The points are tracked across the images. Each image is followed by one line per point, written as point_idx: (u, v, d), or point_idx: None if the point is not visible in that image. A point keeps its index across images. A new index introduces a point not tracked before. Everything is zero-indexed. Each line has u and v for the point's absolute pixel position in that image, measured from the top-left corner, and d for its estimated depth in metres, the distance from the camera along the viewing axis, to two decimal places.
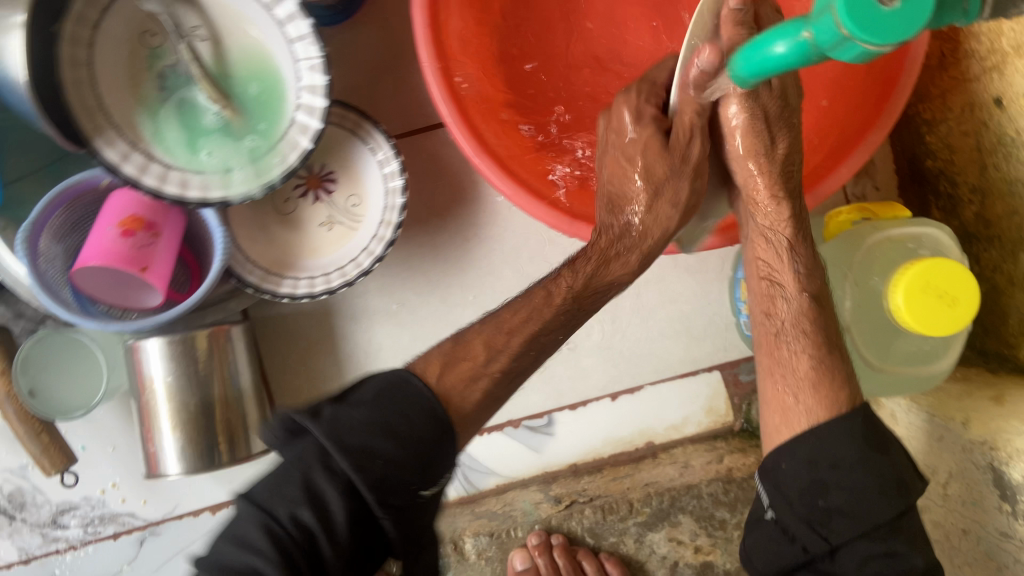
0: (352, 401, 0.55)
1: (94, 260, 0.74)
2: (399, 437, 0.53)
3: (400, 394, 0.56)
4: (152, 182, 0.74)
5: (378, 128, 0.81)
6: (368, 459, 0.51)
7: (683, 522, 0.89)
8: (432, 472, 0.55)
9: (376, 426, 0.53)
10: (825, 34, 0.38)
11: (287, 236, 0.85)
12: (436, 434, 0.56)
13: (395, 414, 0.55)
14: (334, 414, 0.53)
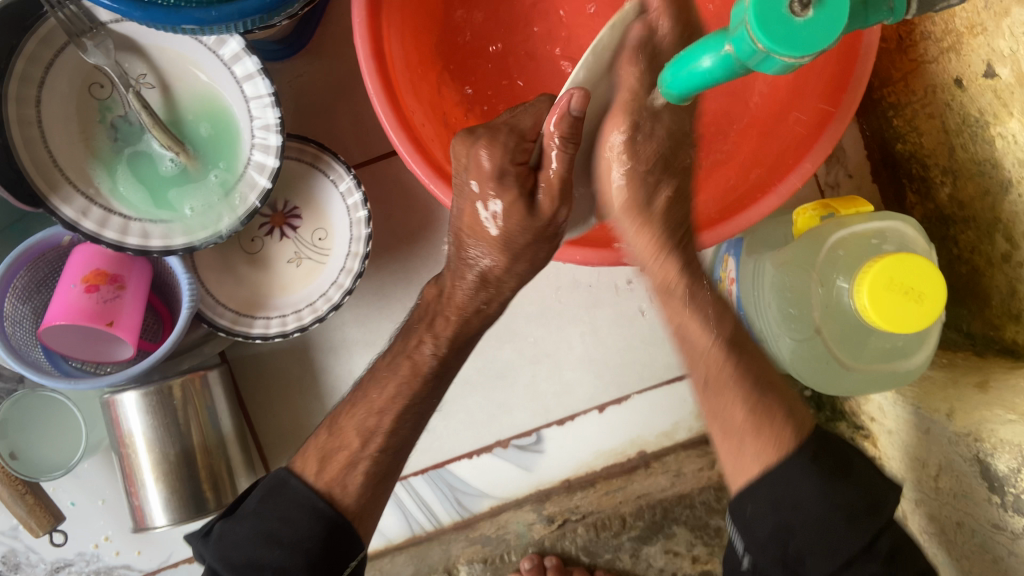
0: (240, 515, 0.66)
1: (60, 319, 0.73)
2: (278, 542, 0.63)
3: (284, 496, 0.66)
4: (112, 235, 0.73)
5: (336, 160, 0.80)
6: (254, 569, 0.63)
7: (677, 533, 0.92)
8: (337, 553, 0.65)
9: (262, 535, 0.64)
10: (744, 48, 0.36)
11: (255, 276, 0.84)
12: (321, 531, 0.65)
13: (273, 522, 0.65)
14: (224, 531, 0.65)
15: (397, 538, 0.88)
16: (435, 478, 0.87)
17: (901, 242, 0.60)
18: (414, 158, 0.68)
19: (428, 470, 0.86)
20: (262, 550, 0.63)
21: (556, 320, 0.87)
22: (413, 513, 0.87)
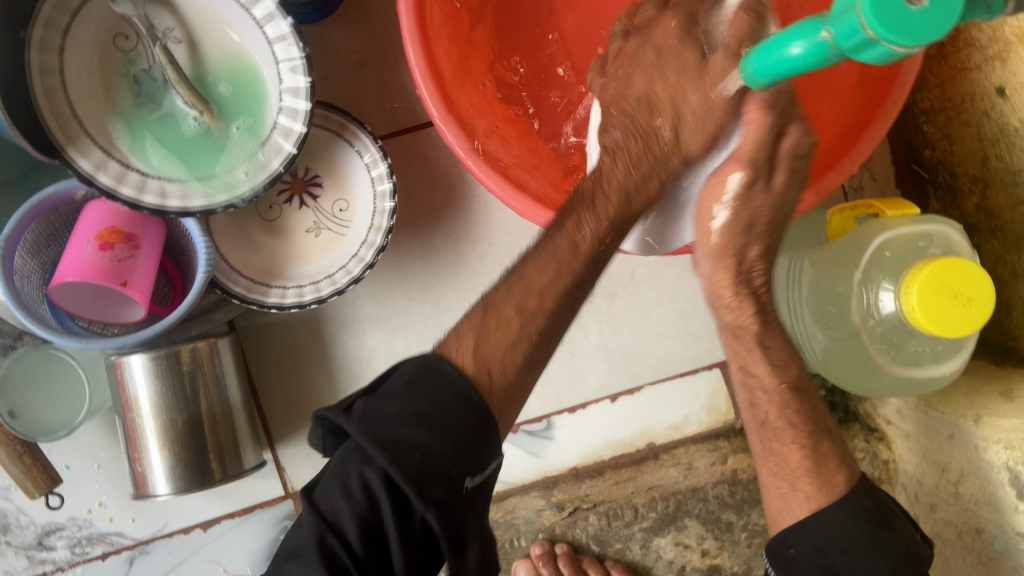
0: (385, 391, 0.53)
1: (72, 275, 0.70)
2: (435, 423, 0.51)
3: (432, 383, 0.53)
4: (131, 192, 0.71)
5: (363, 129, 0.78)
6: (405, 452, 0.49)
7: (689, 526, 0.90)
8: (484, 452, 0.53)
9: (411, 415, 0.51)
10: (847, 34, 0.36)
11: (271, 244, 0.82)
12: (472, 427, 0.52)
13: (426, 406, 0.51)
14: (366, 408, 0.51)
15: None
16: None
17: (946, 246, 0.60)
18: (450, 131, 0.67)
19: None
20: (411, 435, 0.50)
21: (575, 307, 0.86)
22: None
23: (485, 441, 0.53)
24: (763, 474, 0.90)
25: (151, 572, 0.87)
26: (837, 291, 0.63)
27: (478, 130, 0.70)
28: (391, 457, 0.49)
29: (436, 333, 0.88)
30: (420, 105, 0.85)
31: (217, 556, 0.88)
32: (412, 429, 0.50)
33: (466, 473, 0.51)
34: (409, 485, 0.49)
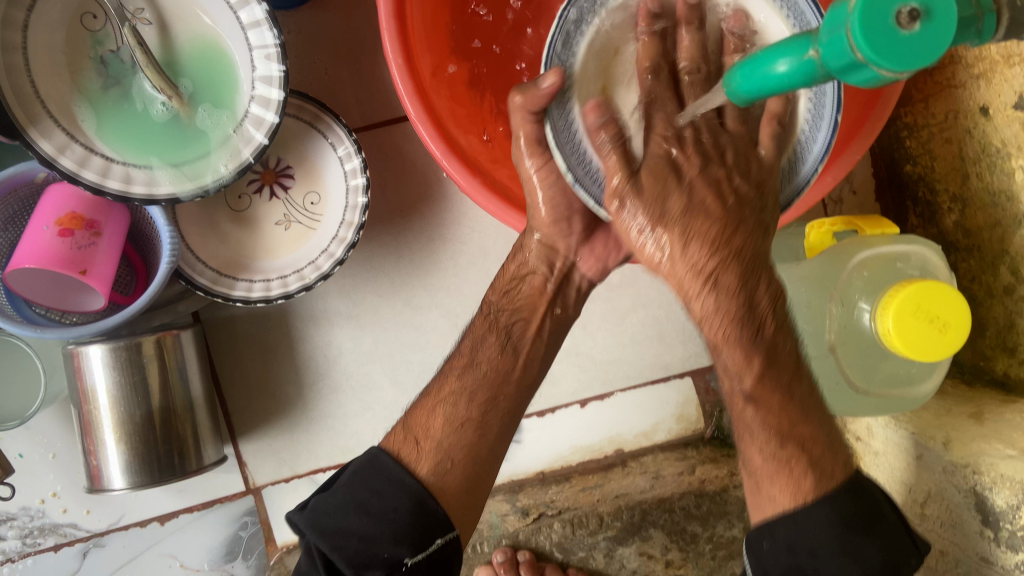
0: (332, 488, 0.63)
1: (29, 262, 0.67)
2: (370, 509, 0.60)
3: (373, 478, 0.63)
4: (93, 176, 0.68)
5: (338, 121, 0.77)
6: (343, 538, 0.59)
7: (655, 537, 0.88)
8: (426, 530, 0.61)
9: (353, 506, 0.60)
10: (835, 53, 0.35)
11: (240, 236, 0.79)
12: (422, 520, 0.61)
13: (365, 500, 0.61)
14: (316, 504, 0.61)
15: None
16: None
17: (925, 268, 0.59)
18: (426, 128, 0.65)
19: None
20: (354, 527, 0.59)
21: None
22: None
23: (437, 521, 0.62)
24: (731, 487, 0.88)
25: (105, 565, 0.85)
26: (812, 310, 0.62)
27: (459, 133, 0.69)
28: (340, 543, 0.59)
29: (406, 332, 0.87)
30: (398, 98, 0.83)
31: (174, 551, 0.86)
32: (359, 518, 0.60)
33: (404, 552, 0.59)
34: (350, 565, 0.58)
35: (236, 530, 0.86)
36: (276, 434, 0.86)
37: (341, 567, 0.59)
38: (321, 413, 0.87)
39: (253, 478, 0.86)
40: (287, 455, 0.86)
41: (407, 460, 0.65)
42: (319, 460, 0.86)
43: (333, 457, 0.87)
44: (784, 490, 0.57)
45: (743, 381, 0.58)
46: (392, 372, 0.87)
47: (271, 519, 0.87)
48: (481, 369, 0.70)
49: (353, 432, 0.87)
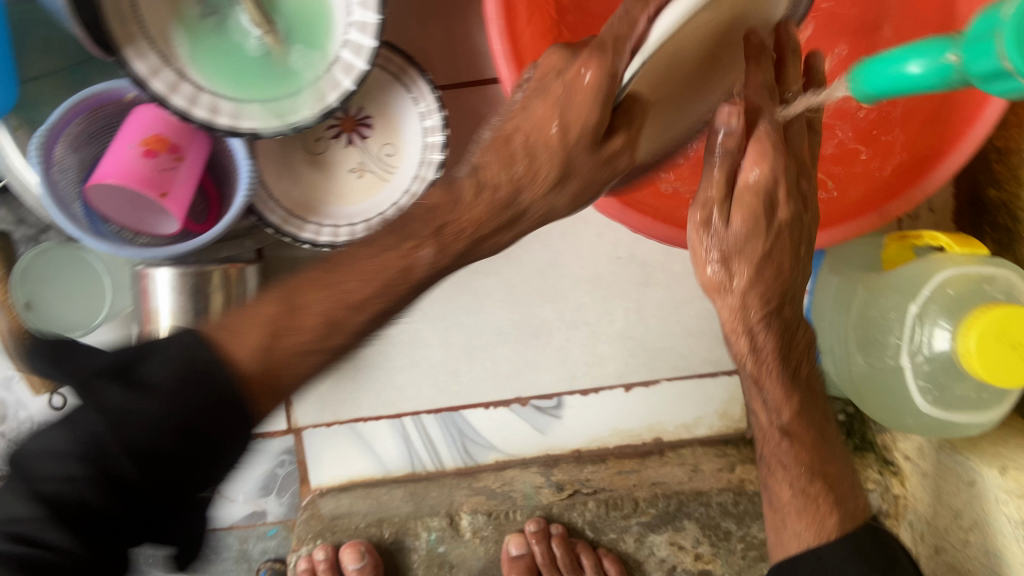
0: (145, 378, 0.44)
1: (112, 177, 0.69)
2: (214, 429, 0.45)
3: (191, 382, 0.45)
4: (181, 102, 0.69)
5: (423, 76, 0.76)
6: (126, 422, 0.43)
7: (688, 527, 0.86)
8: (209, 422, 0.45)
9: (115, 416, 0.43)
10: (979, 59, 0.34)
11: (315, 178, 0.80)
12: (202, 411, 0.45)
13: (196, 410, 0.44)
14: (121, 397, 0.43)
15: (397, 470, 0.89)
16: (446, 419, 0.88)
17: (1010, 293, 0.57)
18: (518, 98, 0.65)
19: (441, 410, 0.88)
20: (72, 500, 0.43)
21: (605, 289, 0.87)
22: (417, 449, 0.89)
23: (240, 427, 0.46)
24: None
25: None
26: (886, 321, 0.61)
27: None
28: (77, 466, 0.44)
29: (461, 295, 0.87)
30: (483, 60, 0.83)
31: None
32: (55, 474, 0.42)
33: (126, 459, 0.43)
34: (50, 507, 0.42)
35: (274, 467, 0.88)
36: (322, 379, 0.87)
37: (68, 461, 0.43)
38: (369, 363, 0.87)
39: (296, 419, 0.87)
40: (331, 400, 0.87)
41: (220, 339, 0.48)
42: (361, 410, 0.87)
43: (374, 408, 0.88)
44: (808, 525, 0.66)
45: (778, 415, 0.66)
46: (443, 331, 0.87)
47: (308, 460, 0.88)
48: (366, 257, 0.53)
49: (397, 386, 0.88)
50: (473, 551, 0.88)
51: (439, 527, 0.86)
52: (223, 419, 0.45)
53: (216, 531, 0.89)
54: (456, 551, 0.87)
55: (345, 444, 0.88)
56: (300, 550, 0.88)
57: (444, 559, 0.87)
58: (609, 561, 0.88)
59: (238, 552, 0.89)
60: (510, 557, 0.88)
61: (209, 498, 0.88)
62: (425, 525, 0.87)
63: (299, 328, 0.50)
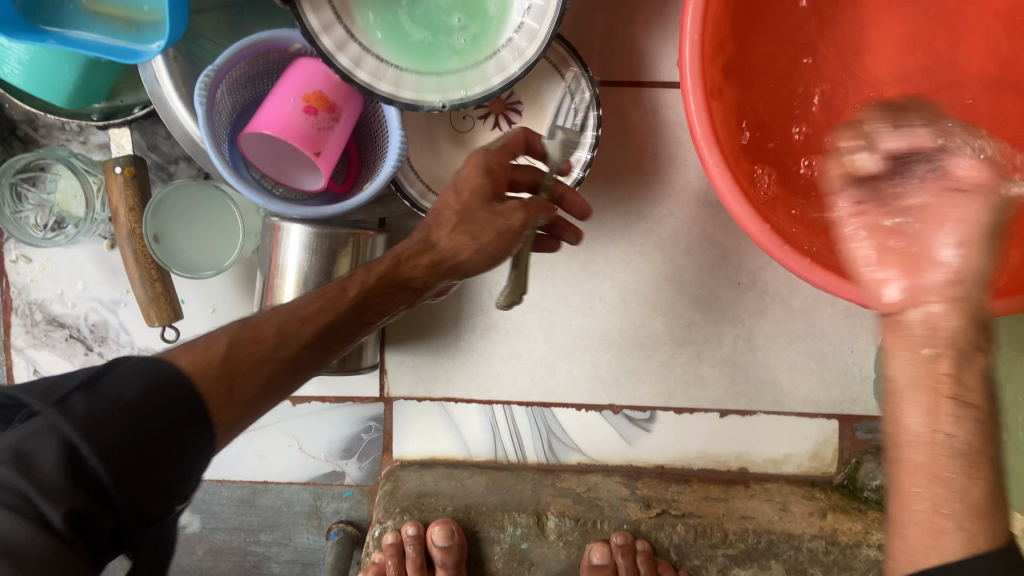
0: (107, 392, 0.44)
1: (270, 128, 0.68)
2: (145, 457, 0.44)
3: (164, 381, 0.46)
4: (346, 62, 0.67)
5: (585, 73, 0.73)
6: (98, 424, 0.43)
7: (773, 568, 0.81)
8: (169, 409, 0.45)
9: (128, 408, 0.44)
10: None
11: (455, 156, 0.79)
12: (186, 423, 0.46)
13: (151, 414, 0.44)
14: (86, 406, 0.43)
15: (479, 455, 0.89)
16: (537, 414, 0.88)
17: None
18: (700, 121, 0.61)
19: (533, 404, 0.87)
20: (131, 377, 0.45)
21: (719, 312, 0.85)
22: (502, 437, 0.88)
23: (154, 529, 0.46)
24: (864, 544, 0.80)
25: None
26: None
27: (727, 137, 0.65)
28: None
29: (574, 294, 0.85)
30: (640, 60, 0.80)
31: (296, 433, 0.88)
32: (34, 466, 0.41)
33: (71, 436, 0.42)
34: (77, 492, 0.41)
35: (358, 431, 0.88)
36: (422, 351, 0.86)
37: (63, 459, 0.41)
38: (471, 346, 0.86)
39: (389, 388, 0.87)
40: (426, 375, 0.87)
41: (285, 329, 0.52)
42: (455, 390, 0.86)
43: (468, 391, 0.87)
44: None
45: None
46: (548, 326, 0.86)
47: (393, 431, 0.88)
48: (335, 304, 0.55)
49: (494, 372, 0.87)
50: (555, 553, 0.83)
51: (526, 524, 0.81)
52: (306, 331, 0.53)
53: (292, 484, 0.89)
54: (539, 550, 0.82)
55: (432, 419, 0.88)
56: (383, 522, 0.84)
57: (525, 556, 0.82)
58: None
59: (311, 508, 0.90)
60: (591, 566, 0.81)
61: (291, 451, 0.88)
62: (511, 519, 0.82)
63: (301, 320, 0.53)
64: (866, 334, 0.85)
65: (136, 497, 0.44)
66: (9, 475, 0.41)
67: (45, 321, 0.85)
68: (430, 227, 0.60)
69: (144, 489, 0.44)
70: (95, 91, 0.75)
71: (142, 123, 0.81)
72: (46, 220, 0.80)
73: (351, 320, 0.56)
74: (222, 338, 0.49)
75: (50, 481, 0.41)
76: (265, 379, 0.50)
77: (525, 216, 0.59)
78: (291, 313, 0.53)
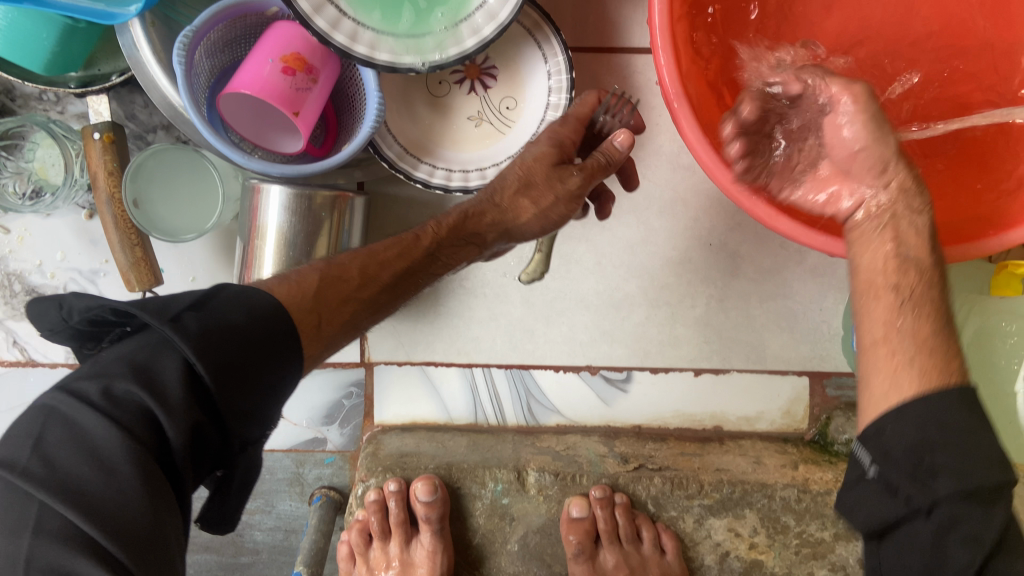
0: (222, 313, 0.50)
1: (249, 89, 0.68)
2: (251, 380, 0.50)
3: (268, 311, 0.52)
4: (323, 24, 0.68)
5: (557, 35, 0.75)
6: (212, 344, 0.48)
7: (747, 516, 0.83)
8: (270, 342, 0.52)
9: (239, 335, 0.50)
10: None
11: (432, 121, 0.81)
12: (287, 353, 0.53)
13: (259, 343, 0.51)
14: (202, 326, 0.49)
15: (459, 418, 0.90)
16: (516, 377, 0.89)
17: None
18: (669, 80, 0.59)
19: (512, 367, 0.88)
20: (239, 306, 0.51)
21: (692, 275, 0.87)
22: (482, 400, 0.89)
23: (249, 451, 0.53)
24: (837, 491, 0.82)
25: None
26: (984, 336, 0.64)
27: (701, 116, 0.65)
28: (78, 322, 0.51)
29: (550, 258, 0.86)
30: (611, 27, 0.82)
31: None
32: (157, 378, 0.47)
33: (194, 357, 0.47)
34: (195, 409, 0.47)
35: (339, 397, 0.89)
36: (402, 318, 0.86)
37: (181, 375, 0.47)
38: (450, 311, 0.86)
39: (369, 353, 0.88)
40: (406, 340, 0.87)
41: (370, 270, 0.62)
42: (435, 355, 0.87)
43: (447, 355, 0.88)
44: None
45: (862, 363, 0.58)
46: (525, 291, 0.87)
47: (375, 396, 0.89)
48: (411, 251, 0.65)
49: (473, 337, 0.87)
50: (536, 508, 0.84)
51: (506, 480, 0.83)
52: (386, 276, 0.63)
53: (273, 451, 0.90)
54: (520, 505, 0.84)
55: (413, 384, 0.89)
56: (366, 480, 0.85)
57: (506, 511, 0.84)
58: (666, 535, 0.86)
59: (293, 475, 0.91)
60: (570, 518, 0.83)
61: None
62: (492, 475, 0.83)
63: (382, 266, 0.63)
64: (835, 293, 0.87)
65: (239, 418, 0.50)
66: (131, 387, 0.46)
67: (24, 292, 0.85)
68: (493, 189, 0.67)
69: (246, 410, 0.50)
70: (72, 59, 0.76)
71: (119, 92, 0.82)
72: (25, 188, 0.80)
73: (421, 274, 0.67)
74: (314, 275, 0.59)
75: (170, 397, 0.46)
76: (348, 318, 0.60)
77: (585, 179, 0.65)
78: (372, 256, 0.63)
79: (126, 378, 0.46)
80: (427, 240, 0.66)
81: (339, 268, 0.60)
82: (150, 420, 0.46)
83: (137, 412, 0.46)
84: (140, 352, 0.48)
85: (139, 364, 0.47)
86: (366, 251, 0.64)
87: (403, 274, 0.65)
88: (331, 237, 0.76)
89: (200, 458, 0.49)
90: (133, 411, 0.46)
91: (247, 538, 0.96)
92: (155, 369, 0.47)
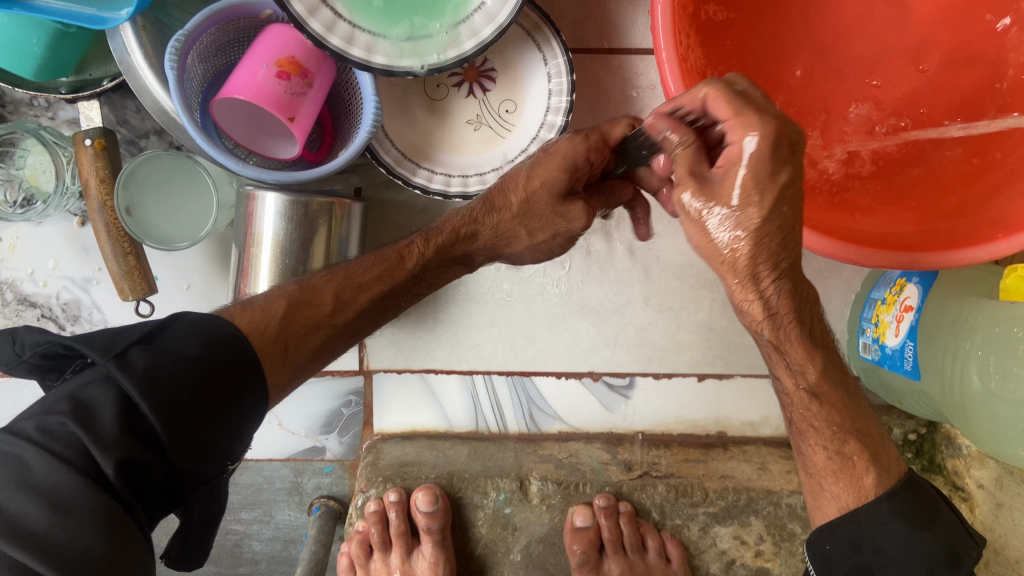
0: (168, 348, 0.50)
1: (242, 94, 0.67)
2: (197, 413, 0.50)
3: (219, 345, 0.53)
4: (319, 27, 0.66)
5: (557, 37, 0.74)
6: (155, 376, 0.48)
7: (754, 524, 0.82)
8: (217, 376, 0.52)
9: (183, 366, 0.50)
10: None
11: (430, 125, 0.80)
12: (238, 386, 0.53)
13: (208, 376, 0.51)
14: (144, 360, 0.49)
15: (460, 425, 0.89)
16: (517, 384, 0.88)
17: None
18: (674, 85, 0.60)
19: (512, 373, 0.87)
20: (186, 341, 0.52)
21: (696, 279, 0.85)
22: (483, 407, 0.88)
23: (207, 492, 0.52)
24: None
25: None
26: (995, 342, 0.63)
27: None
28: (32, 357, 0.52)
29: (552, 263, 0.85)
30: (612, 28, 0.81)
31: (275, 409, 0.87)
32: (95, 412, 0.46)
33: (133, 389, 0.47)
34: (133, 443, 0.46)
35: (337, 405, 0.87)
36: (401, 325, 0.85)
37: (118, 410, 0.47)
38: (450, 317, 0.85)
39: (368, 360, 0.86)
40: (406, 348, 0.86)
41: (343, 296, 0.64)
42: (434, 363, 0.86)
43: (448, 362, 0.87)
44: (845, 489, 0.61)
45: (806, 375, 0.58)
46: (526, 297, 0.85)
47: (374, 404, 0.88)
48: (390, 276, 0.66)
49: (473, 343, 0.86)
50: (538, 517, 0.83)
51: (508, 489, 0.81)
52: (361, 302, 0.65)
53: (272, 460, 0.89)
54: (522, 514, 0.82)
55: (413, 391, 0.88)
56: (366, 490, 0.83)
57: (509, 521, 0.82)
58: (671, 544, 0.84)
59: (292, 484, 0.90)
60: (574, 528, 0.82)
61: (271, 428, 0.88)
62: (494, 484, 0.82)
63: (357, 291, 0.64)
64: (840, 295, 0.86)
65: (192, 455, 0.50)
66: (67, 421, 0.46)
67: (16, 301, 0.84)
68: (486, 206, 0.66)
69: (196, 447, 0.50)
70: (62, 64, 0.74)
71: (111, 97, 0.81)
72: (16, 196, 0.78)
73: (398, 298, 0.68)
74: (281, 303, 0.60)
75: (106, 430, 0.46)
76: (317, 344, 0.62)
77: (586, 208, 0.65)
78: (348, 281, 0.64)
79: (62, 414, 0.46)
80: (408, 264, 0.67)
81: (308, 298, 0.62)
82: (89, 455, 0.45)
83: (72, 449, 0.45)
84: (79, 389, 0.48)
85: (78, 400, 0.47)
86: (338, 277, 0.65)
87: (383, 298, 0.66)
88: (327, 245, 0.75)
89: (147, 495, 0.48)
90: (71, 447, 0.45)
91: (245, 549, 0.94)
92: (94, 403, 0.47)
